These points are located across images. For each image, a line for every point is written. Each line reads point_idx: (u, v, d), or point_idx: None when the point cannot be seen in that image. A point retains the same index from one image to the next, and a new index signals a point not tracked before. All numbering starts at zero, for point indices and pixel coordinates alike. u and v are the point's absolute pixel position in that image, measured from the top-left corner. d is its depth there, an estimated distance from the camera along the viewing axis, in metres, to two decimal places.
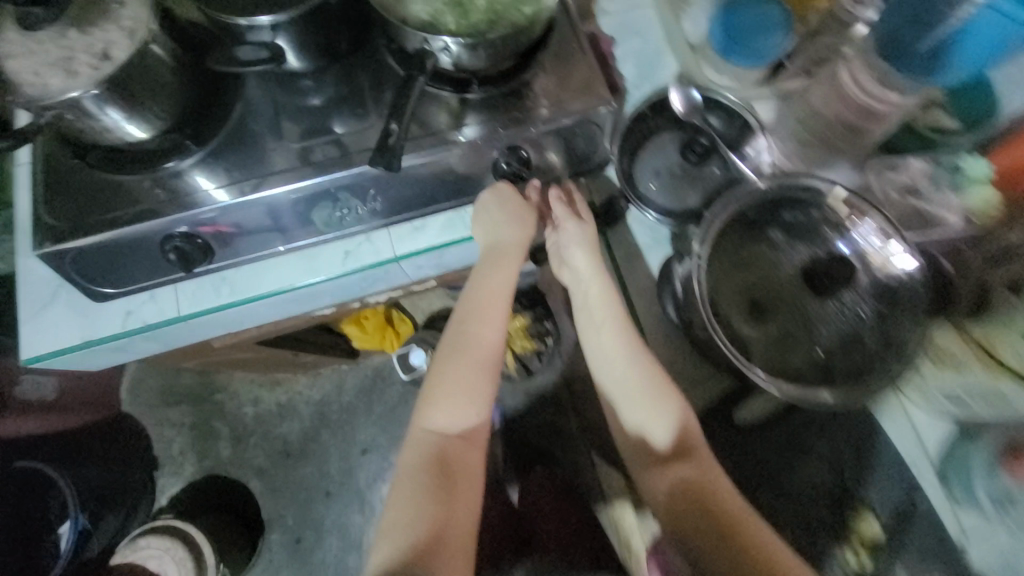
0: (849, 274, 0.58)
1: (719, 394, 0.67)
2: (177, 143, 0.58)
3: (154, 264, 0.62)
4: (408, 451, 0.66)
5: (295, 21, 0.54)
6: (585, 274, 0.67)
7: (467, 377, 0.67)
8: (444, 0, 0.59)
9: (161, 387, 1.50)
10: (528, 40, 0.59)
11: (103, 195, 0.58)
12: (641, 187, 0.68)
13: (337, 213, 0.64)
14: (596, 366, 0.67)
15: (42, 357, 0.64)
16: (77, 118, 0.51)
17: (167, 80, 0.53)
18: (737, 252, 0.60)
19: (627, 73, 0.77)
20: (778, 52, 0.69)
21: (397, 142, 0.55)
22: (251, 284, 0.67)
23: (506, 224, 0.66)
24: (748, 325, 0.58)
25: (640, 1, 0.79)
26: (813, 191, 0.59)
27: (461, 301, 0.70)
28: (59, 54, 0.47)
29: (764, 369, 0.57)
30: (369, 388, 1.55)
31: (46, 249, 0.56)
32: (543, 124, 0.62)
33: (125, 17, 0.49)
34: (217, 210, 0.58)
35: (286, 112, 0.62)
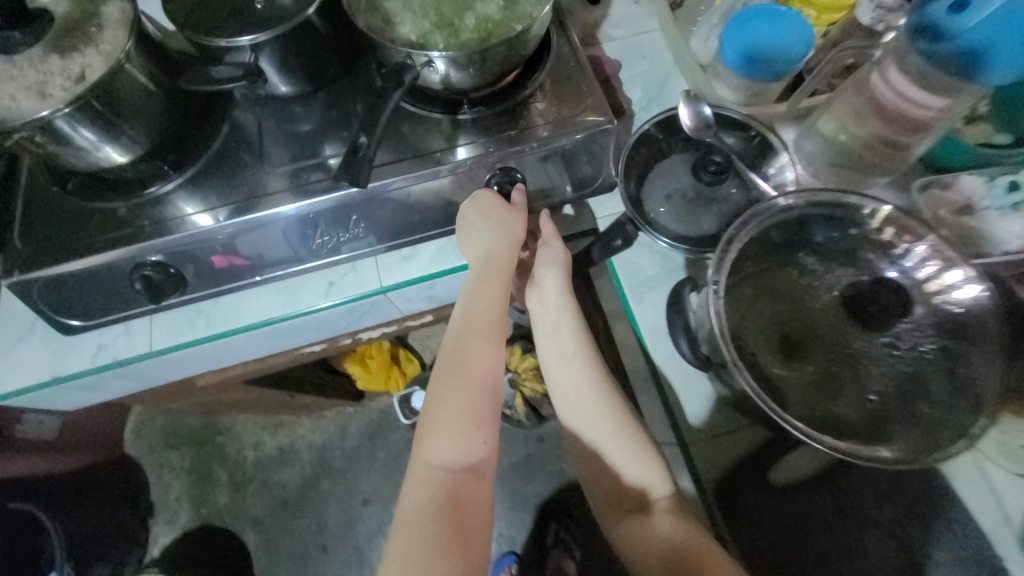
0: (904, 303, 0.48)
1: (750, 450, 0.55)
2: (156, 170, 0.56)
3: (126, 295, 0.58)
4: (408, 501, 0.48)
5: (276, 42, 0.52)
6: (560, 300, 0.60)
7: (475, 398, 0.51)
8: (432, 22, 0.56)
9: (164, 429, 1.45)
10: (520, 56, 0.55)
11: (79, 223, 0.55)
12: (650, 211, 0.62)
13: (317, 239, 0.60)
14: (565, 406, 0.60)
15: (7, 396, 0.60)
16: (52, 143, 0.48)
17: (147, 103, 0.52)
18: (763, 279, 0.51)
19: (633, 96, 0.73)
20: (797, 67, 0.63)
21: (367, 154, 0.52)
22: (227, 317, 0.62)
23: (498, 229, 0.56)
24: (782, 365, 0.49)
25: (644, 26, 0.77)
26: (847, 207, 0.52)
27: (461, 307, 0.56)
28: (33, 77, 0.45)
29: (802, 419, 0.47)
30: (374, 433, 1.47)
31: (13, 279, 0.53)
32: (539, 144, 0.58)
33: (104, 40, 0.48)
34: (191, 238, 0.55)
35: (273, 137, 0.60)
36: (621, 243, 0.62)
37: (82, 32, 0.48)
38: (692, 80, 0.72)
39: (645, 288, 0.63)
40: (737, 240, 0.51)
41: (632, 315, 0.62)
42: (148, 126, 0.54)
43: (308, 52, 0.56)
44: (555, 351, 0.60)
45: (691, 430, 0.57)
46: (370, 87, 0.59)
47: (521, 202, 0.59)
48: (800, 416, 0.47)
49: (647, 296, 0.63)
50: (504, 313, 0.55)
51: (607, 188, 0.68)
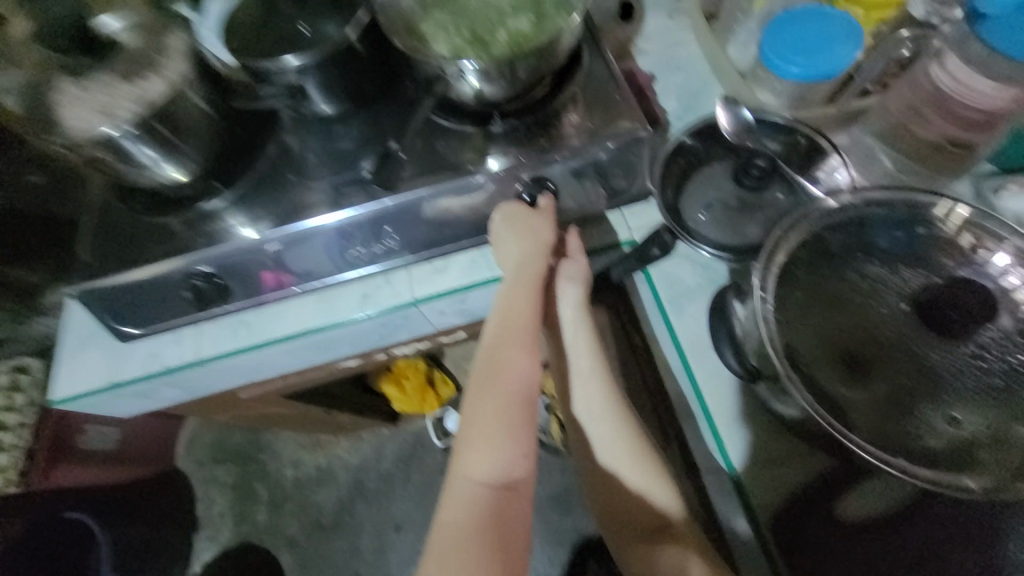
0: (983, 301, 0.44)
1: (812, 479, 0.50)
2: (209, 187, 0.60)
3: (177, 304, 0.62)
4: (443, 521, 0.43)
5: (319, 63, 0.55)
6: (579, 314, 0.57)
7: (513, 410, 0.48)
8: (465, 39, 0.58)
9: (212, 444, 1.49)
10: (550, 65, 0.56)
11: (139, 236, 0.60)
12: (689, 220, 0.59)
13: (352, 251, 0.61)
14: (577, 421, 0.56)
15: (69, 399, 0.64)
16: (119, 160, 0.54)
17: (201, 124, 0.56)
18: (819, 288, 0.46)
19: (669, 106, 0.71)
20: (850, 64, 0.60)
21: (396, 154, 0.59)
22: (267, 328, 0.64)
23: (528, 238, 0.55)
24: (846, 386, 0.43)
25: (680, 38, 0.76)
26: (914, 206, 0.47)
27: (495, 316, 0.53)
28: (102, 100, 0.51)
29: (871, 441, 0.41)
30: (409, 457, 1.46)
31: (78, 287, 0.57)
32: (570, 152, 0.57)
33: (168, 69, 0.53)
34: (235, 249, 0.57)
35: (315, 155, 0.62)
36: (658, 252, 0.59)
37: (146, 59, 0.53)
38: (731, 87, 0.70)
39: (685, 300, 0.60)
40: (785, 243, 0.46)
41: (671, 328, 0.58)
42: (204, 145, 0.58)
43: (348, 74, 0.58)
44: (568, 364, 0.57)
45: (742, 455, 0.52)
46: (411, 98, 0.62)
47: (547, 206, 0.58)
48: (874, 441, 0.41)
49: (687, 308, 0.59)
50: (538, 323, 0.53)
51: (642, 197, 0.66)
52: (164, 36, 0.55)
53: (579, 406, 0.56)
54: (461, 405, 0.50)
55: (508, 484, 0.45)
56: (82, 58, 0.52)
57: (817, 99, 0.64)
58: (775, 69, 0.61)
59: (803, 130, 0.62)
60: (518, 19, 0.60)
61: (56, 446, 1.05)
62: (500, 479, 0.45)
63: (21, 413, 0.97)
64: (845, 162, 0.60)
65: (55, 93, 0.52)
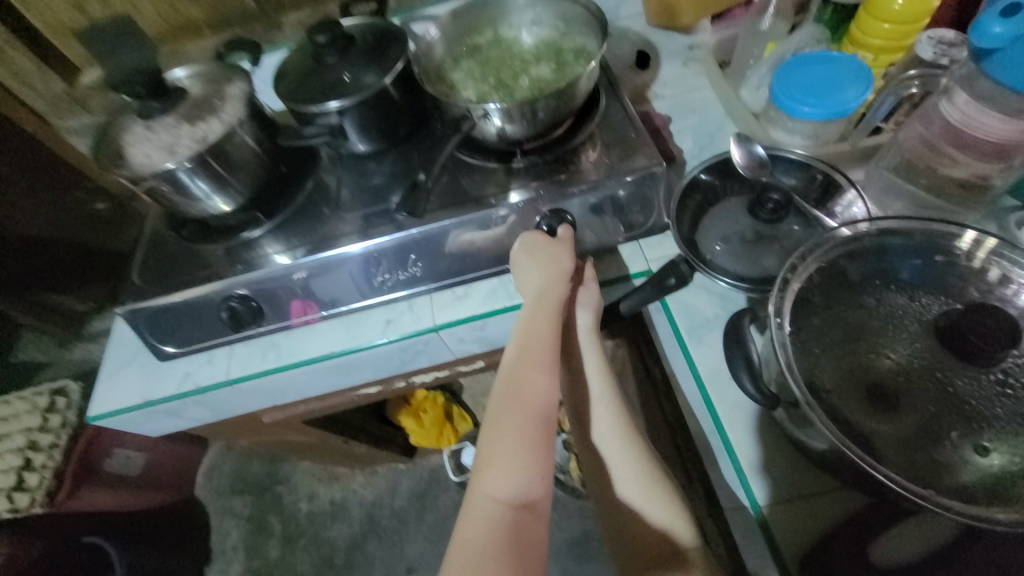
0: (1006, 330, 0.43)
1: (842, 518, 0.47)
2: (250, 218, 0.65)
3: (213, 326, 0.65)
4: (462, 538, 0.43)
5: (357, 106, 0.61)
6: (591, 341, 0.58)
7: (533, 430, 0.48)
8: (491, 84, 0.65)
9: (232, 474, 1.49)
10: (568, 107, 0.60)
11: (184, 262, 0.64)
12: (706, 252, 0.61)
13: (378, 277, 0.64)
14: (594, 450, 0.55)
15: (104, 415, 0.67)
16: (175, 193, 0.59)
17: (249, 160, 0.62)
18: (839, 317, 0.46)
19: (685, 145, 0.74)
20: (860, 104, 0.62)
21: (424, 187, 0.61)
22: (295, 350, 0.67)
23: (548, 265, 0.58)
24: (872, 418, 0.42)
25: (694, 83, 0.80)
26: (931, 235, 0.48)
27: (516, 339, 0.55)
28: (167, 140, 0.57)
29: (902, 474, 0.39)
30: (423, 493, 1.44)
31: (127, 307, 0.61)
32: (588, 186, 0.60)
33: (226, 113, 0.59)
34: (271, 274, 0.61)
35: (349, 189, 0.67)
36: (675, 282, 0.60)
37: (208, 106, 0.60)
38: (744, 126, 0.73)
39: (703, 330, 0.60)
40: (802, 270, 0.47)
41: (690, 357, 0.58)
42: (250, 180, 0.63)
43: (383, 115, 0.64)
44: (582, 388, 0.57)
45: (767, 492, 0.50)
46: (438, 133, 0.69)
47: (568, 236, 0.60)
48: (906, 475, 0.39)
49: (706, 338, 0.59)
50: (557, 347, 0.54)
51: (659, 230, 0.67)
52: (224, 84, 0.62)
53: (592, 430, 0.55)
54: (481, 424, 0.50)
55: (524, 503, 0.45)
56: (152, 104, 0.59)
57: (832, 136, 0.67)
58: (787, 108, 0.63)
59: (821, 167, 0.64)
60: (540, 67, 0.65)
61: (82, 465, 1.09)
62: (517, 498, 0.45)
63: (55, 433, 1.02)
64: (861, 197, 0.61)
65: (126, 134, 0.59)
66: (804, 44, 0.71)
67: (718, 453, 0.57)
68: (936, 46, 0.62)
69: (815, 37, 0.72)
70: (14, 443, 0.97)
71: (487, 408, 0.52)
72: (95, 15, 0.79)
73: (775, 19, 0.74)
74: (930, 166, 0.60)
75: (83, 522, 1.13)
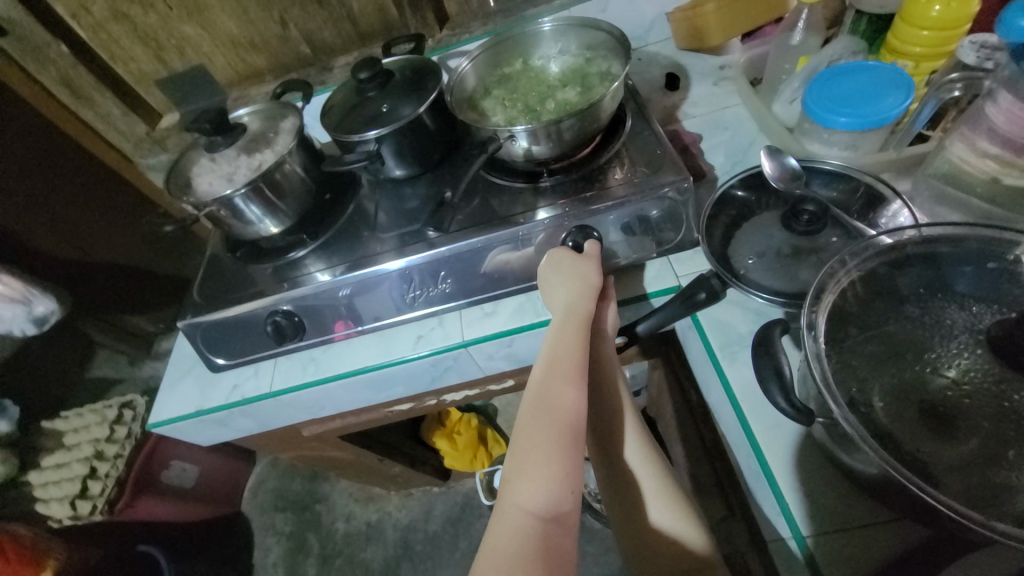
0: None
1: (898, 554, 0.43)
2: (296, 240, 0.70)
3: (260, 340, 0.70)
4: (492, 549, 0.42)
5: (394, 133, 0.65)
6: (613, 357, 0.59)
7: (565, 443, 0.47)
8: (519, 109, 0.67)
9: (275, 491, 1.53)
10: (593, 126, 0.62)
11: (237, 281, 0.70)
12: (739, 267, 0.59)
13: (410, 294, 0.67)
14: (625, 470, 0.52)
15: (162, 423, 0.72)
16: (232, 217, 0.65)
17: (297, 187, 0.68)
18: (880, 330, 0.43)
19: (716, 161, 0.73)
20: (901, 112, 0.59)
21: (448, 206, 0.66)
22: (332, 364, 0.70)
23: (577, 280, 0.58)
24: (924, 440, 0.38)
25: (725, 102, 0.80)
26: (985, 239, 0.44)
27: (545, 352, 0.55)
28: (227, 170, 0.64)
29: (969, 504, 0.35)
30: (457, 519, 1.42)
31: (186, 321, 0.67)
32: (612, 202, 0.61)
33: (278, 145, 0.66)
34: (312, 291, 0.65)
35: (386, 211, 0.71)
36: (706, 296, 0.58)
37: (263, 139, 0.67)
38: (777, 140, 0.72)
39: (737, 348, 0.57)
40: (835, 282, 0.45)
41: (723, 376, 0.56)
42: (297, 204, 0.69)
43: (417, 142, 0.68)
44: (607, 403, 0.56)
45: (811, 521, 0.46)
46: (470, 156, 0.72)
47: (594, 252, 0.60)
48: (964, 502, 0.35)
49: (741, 356, 0.57)
50: (587, 360, 0.54)
51: (689, 246, 0.66)
52: (279, 120, 0.69)
53: (619, 446, 0.54)
54: (511, 436, 0.50)
55: (555, 514, 0.44)
56: (216, 138, 0.66)
57: (872, 146, 0.65)
58: (822, 120, 0.62)
59: (864, 178, 0.62)
60: (566, 91, 0.68)
61: (142, 475, 1.17)
62: (548, 509, 0.44)
63: (120, 444, 1.10)
64: (908, 206, 0.58)
65: (195, 166, 0.67)
66: (838, 55, 0.70)
67: (757, 478, 0.53)
68: (979, 50, 0.59)
69: (850, 49, 0.70)
70: (82, 452, 1.05)
71: (517, 420, 0.51)
72: (174, 65, 0.90)
73: (807, 34, 0.73)
74: (988, 172, 0.56)
75: (138, 530, 1.22)
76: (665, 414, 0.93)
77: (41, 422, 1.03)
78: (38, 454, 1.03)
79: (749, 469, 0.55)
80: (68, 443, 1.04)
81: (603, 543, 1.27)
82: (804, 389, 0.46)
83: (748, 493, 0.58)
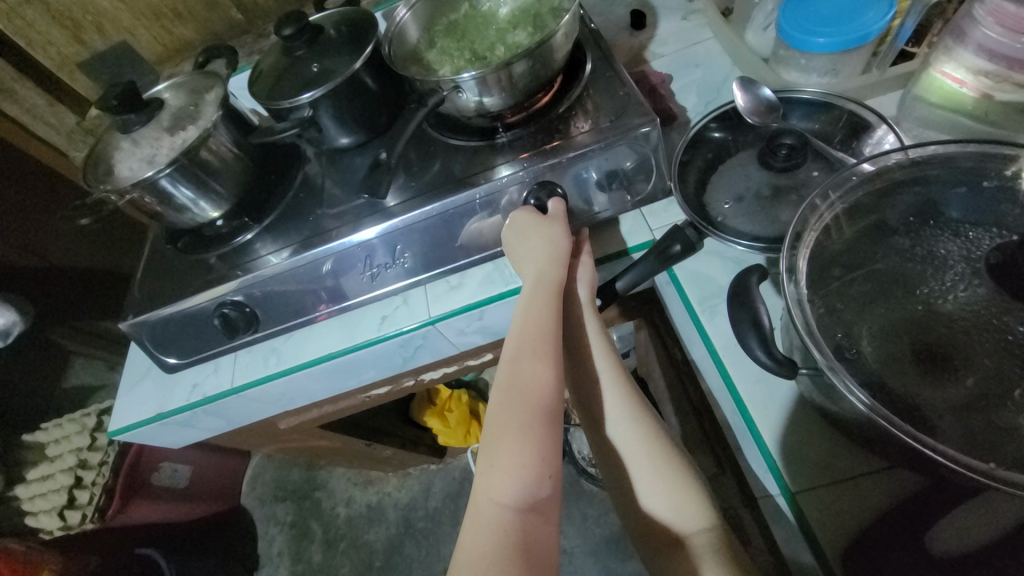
0: None
1: (892, 504, 0.40)
2: (241, 224, 0.64)
3: (213, 335, 0.65)
4: (467, 548, 0.40)
5: (329, 97, 0.58)
6: (593, 321, 0.54)
7: (539, 425, 0.44)
8: (466, 59, 0.61)
9: (274, 483, 1.52)
10: (545, 68, 0.56)
11: (182, 273, 0.65)
12: (715, 213, 0.55)
13: (368, 272, 0.62)
14: (609, 443, 0.49)
15: (123, 430, 0.69)
16: (161, 203, 0.59)
17: (229, 164, 0.62)
18: (867, 268, 0.39)
19: (687, 101, 0.68)
20: (887, 24, 0.54)
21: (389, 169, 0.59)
22: (295, 353, 0.66)
23: (544, 244, 0.53)
24: (916, 383, 0.35)
25: (695, 36, 0.74)
26: (977, 157, 0.40)
27: (515, 326, 0.50)
28: (149, 152, 0.58)
29: (965, 449, 0.32)
30: (457, 493, 1.42)
31: (130, 322, 0.62)
32: (576, 152, 0.55)
33: (203, 119, 0.59)
34: (261, 277, 0.60)
35: (335, 183, 0.65)
36: (681, 249, 0.54)
37: (187, 114, 0.60)
38: (753, 73, 0.66)
39: (717, 301, 0.54)
40: (817, 220, 0.41)
41: (703, 333, 0.52)
42: (232, 184, 0.63)
43: (359, 104, 0.61)
44: (586, 368, 0.52)
45: (800, 476, 0.43)
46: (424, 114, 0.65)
47: (559, 212, 0.55)
48: (963, 449, 0.32)
49: (721, 309, 0.53)
50: (559, 331, 0.50)
51: (662, 196, 0.62)
52: (203, 92, 0.62)
53: (602, 414, 0.50)
54: (483, 423, 0.47)
55: (531, 504, 0.41)
56: (129, 116, 0.59)
57: (854, 68, 0.60)
58: (800, 44, 0.56)
59: (846, 105, 0.58)
60: (517, 33, 0.61)
61: (131, 481, 1.12)
62: (523, 500, 0.41)
63: (104, 451, 1.06)
64: (893, 131, 0.54)
65: (115, 151, 0.60)
66: None
67: (744, 436, 0.51)
68: None
69: None
70: (65, 463, 1.02)
71: (489, 403, 0.48)
72: (94, 44, 0.78)
73: None
74: (980, 89, 0.51)
75: (135, 537, 1.20)
76: (652, 374, 0.90)
77: (24, 435, 1.00)
78: (23, 468, 1.01)
79: (736, 426, 0.52)
80: (52, 454, 1.01)
81: (601, 505, 1.27)
82: (787, 338, 0.43)
83: (737, 450, 0.56)
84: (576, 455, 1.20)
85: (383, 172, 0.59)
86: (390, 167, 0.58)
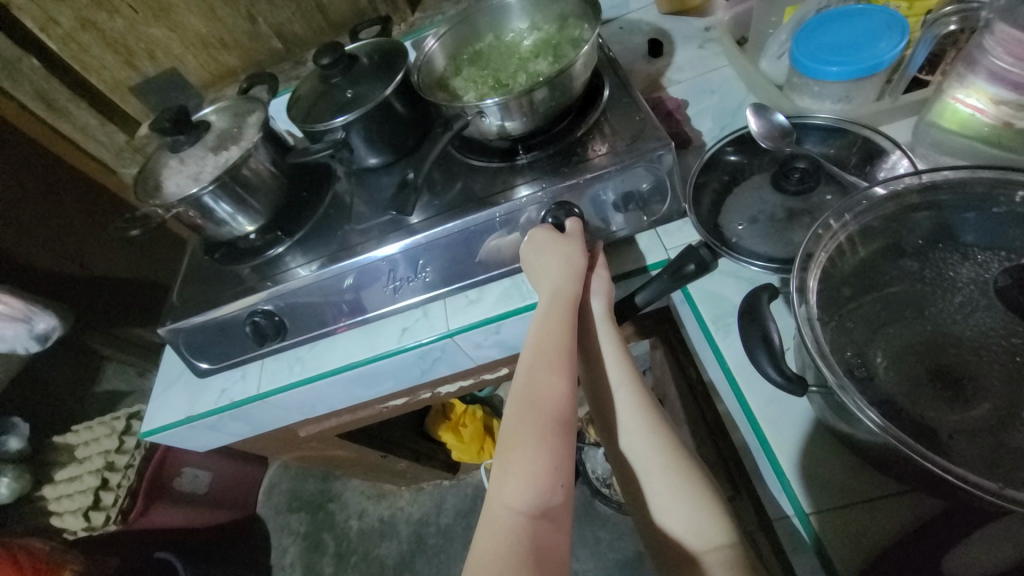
0: None
1: (908, 528, 0.40)
2: (273, 237, 0.68)
3: (243, 343, 0.68)
4: (479, 553, 0.41)
5: (361, 121, 0.62)
6: (608, 334, 0.55)
7: (552, 435, 0.45)
8: (490, 86, 0.65)
9: (289, 493, 1.54)
10: (565, 94, 0.58)
11: (216, 283, 0.69)
12: (729, 234, 0.56)
13: (391, 285, 0.65)
14: (624, 456, 0.50)
15: (154, 431, 0.72)
16: (202, 217, 0.64)
17: (266, 182, 0.67)
18: (879, 290, 0.40)
19: (703, 126, 0.70)
20: (900, 53, 0.55)
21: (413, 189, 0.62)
22: (319, 361, 0.68)
23: (560, 260, 0.55)
24: (929, 404, 0.35)
25: (710, 64, 0.76)
26: (988, 182, 0.41)
27: (531, 339, 0.52)
28: (194, 170, 0.63)
29: (983, 472, 0.32)
30: (469, 510, 1.42)
31: (167, 328, 0.66)
32: (594, 174, 0.57)
33: (244, 140, 0.63)
34: (290, 289, 0.63)
35: (363, 201, 0.69)
36: (695, 268, 0.55)
37: (230, 136, 0.65)
38: (767, 99, 0.68)
39: (730, 320, 0.54)
40: (830, 240, 0.42)
41: (717, 351, 0.53)
42: (268, 201, 0.67)
43: (388, 127, 0.65)
44: (601, 382, 0.53)
45: (816, 497, 0.43)
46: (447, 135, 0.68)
47: (575, 230, 0.57)
48: (974, 469, 0.32)
49: (734, 328, 0.54)
50: (575, 344, 0.51)
51: (677, 217, 0.63)
52: (246, 116, 0.67)
53: (616, 427, 0.51)
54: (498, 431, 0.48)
55: (543, 511, 0.42)
56: (178, 137, 0.64)
57: (868, 95, 0.61)
58: (813, 72, 0.58)
59: (860, 131, 0.59)
60: (538, 62, 0.65)
61: (154, 485, 1.15)
62: (535, 506, 0.42)
63: (130, 454, 1.10)
64: (908, 156, 0.55)
65: (164, 169, 0.65)
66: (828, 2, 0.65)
67: (759, 456, 0.51)
68: None
69: None
70: (93, 464, 1.05)
71: (504, 412, 0.49)
72: (146, 70, 0.83)
73: None
74: (999, 117, 0.52)
75: (152, 539, 1.22)
76: (667, 394, 0.90)
77: (54, 437, 1.05)
78: (52, 468, 1.04)
79: (751, 446, 0.52)
80: (81, 456, 1.05)
81: (615, 527, 1.26)
82: (799, 357, 0.44)
83: (752, 470, 0.55)
84: (590, 475, 1.19)
85: (407, 190, 0.62)
86: (415, 187, 0.61)
